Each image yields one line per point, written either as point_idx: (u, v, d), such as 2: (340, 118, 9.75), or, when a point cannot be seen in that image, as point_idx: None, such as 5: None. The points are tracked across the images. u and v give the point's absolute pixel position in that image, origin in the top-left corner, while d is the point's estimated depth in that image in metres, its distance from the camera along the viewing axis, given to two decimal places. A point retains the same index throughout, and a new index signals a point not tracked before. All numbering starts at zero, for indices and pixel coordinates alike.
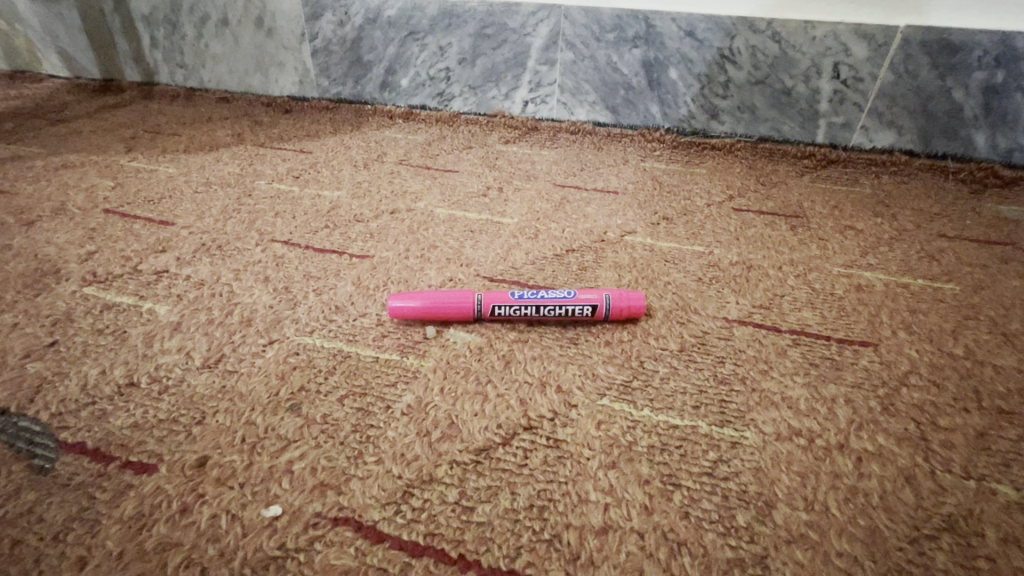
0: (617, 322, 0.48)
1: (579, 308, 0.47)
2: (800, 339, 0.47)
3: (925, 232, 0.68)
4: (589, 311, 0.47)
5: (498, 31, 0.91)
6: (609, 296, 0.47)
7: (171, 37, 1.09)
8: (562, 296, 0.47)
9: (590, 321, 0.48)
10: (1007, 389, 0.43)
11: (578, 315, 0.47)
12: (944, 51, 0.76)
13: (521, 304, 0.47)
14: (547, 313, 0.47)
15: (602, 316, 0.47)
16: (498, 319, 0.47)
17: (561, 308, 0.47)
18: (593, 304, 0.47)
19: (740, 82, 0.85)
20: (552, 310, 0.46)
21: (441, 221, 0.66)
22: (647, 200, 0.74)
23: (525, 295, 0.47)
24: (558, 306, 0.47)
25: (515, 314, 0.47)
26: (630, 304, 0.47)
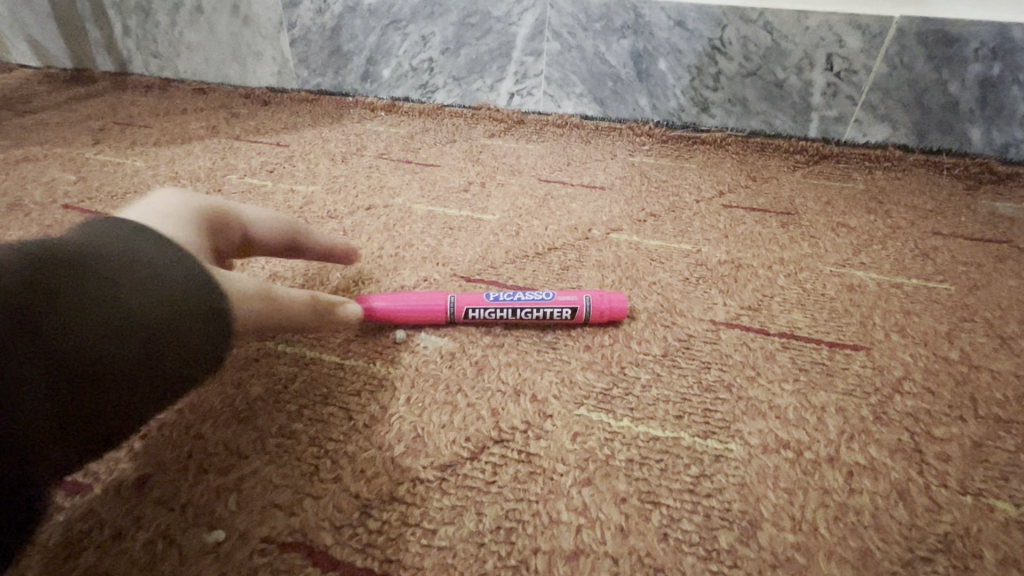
0: (599, 325, 0.46)
1: (558, 310, 0.44)
2: (789, 343, 0.45)
3: (918, 230, 0.66)
4: (568, 314, 0.44)
5: (482, 20, 0.88)
6: (589, 297, 0.45)
7: (144, 25, 1.05)
8: (540, 297, 0.44)
9: (570, 324, 0.46)
10: (1004, 395, 0.41)
11: (556, 318, 0.45)
12: (940, 42, 0.74)
13: (496, 306, 0.44)
14: (523, 316, 0.44)
15: (582, 319, 0.45)
16: (472, 322, 0.45)
17: (539, 310, 0.44)
18: (573, 306, 0.44)
19: (731, 74, 0.83)
20: (529, 313, 0.44)
21: (419, 217, 0.64)
22: (635, 196, 0.72)
23: (500, 297, 0.44)
24: (535, 308, 0.44)
25: (490, 317, 0.44)
26: (611, 306, 0.45)
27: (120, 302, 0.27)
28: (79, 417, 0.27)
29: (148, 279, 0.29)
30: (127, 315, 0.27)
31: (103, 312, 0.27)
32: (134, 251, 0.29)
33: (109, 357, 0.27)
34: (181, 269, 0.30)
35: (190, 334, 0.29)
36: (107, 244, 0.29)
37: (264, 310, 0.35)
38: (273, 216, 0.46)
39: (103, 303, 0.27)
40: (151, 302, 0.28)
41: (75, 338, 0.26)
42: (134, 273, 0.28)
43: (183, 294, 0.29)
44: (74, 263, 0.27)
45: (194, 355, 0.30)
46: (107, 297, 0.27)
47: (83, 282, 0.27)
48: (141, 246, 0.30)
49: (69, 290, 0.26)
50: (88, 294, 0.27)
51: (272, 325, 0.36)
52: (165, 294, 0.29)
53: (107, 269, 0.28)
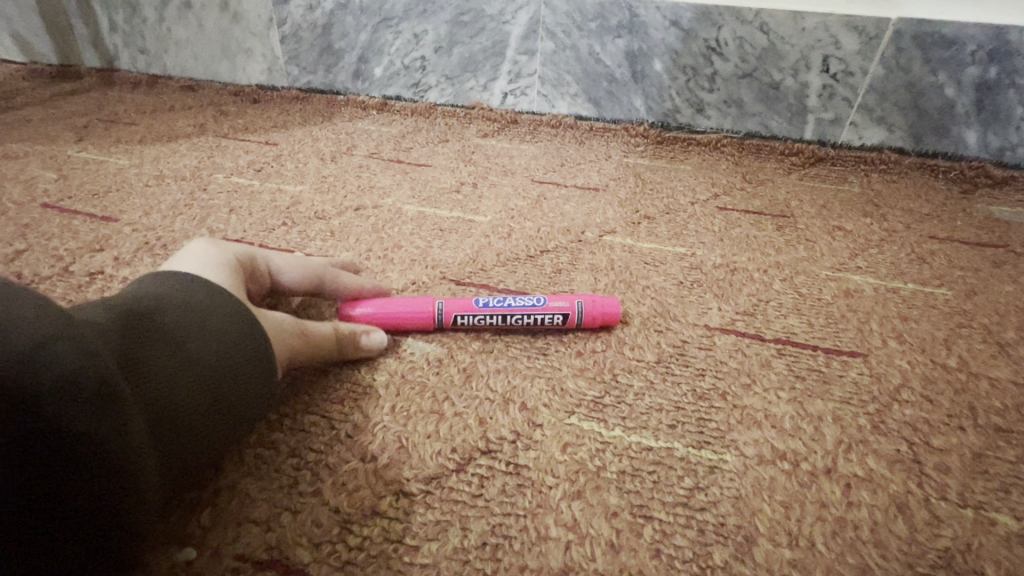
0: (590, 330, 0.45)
1: (550, 316, 0.43)
2: (785, 349, 0.44)
3: (915, 234, 0.65)
4: (560, 320, 0.43)
5: (476, 18, 0.87)
6: (581, 304, 0.44)
7: (131, 21, 1.03)
8: (531, 303, 0.43)
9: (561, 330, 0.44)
10: (1003, 404, 0.40)
11: (548, 324, 0.43)
12: (936, 45, 0.74)
13: (486, 313, 0.43)
14: (513, 322, 0.43)
15: (574, 325, 0.44)
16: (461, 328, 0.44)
17: (530, 317, 0.43)
18: (565, 312, 0.43)
19: (727, 75, 0.82)
20: (519, 319, 0.43)
21: (409, 218, 0.62)
22: (630, 198, 0.71)
23: (490, 303, 0.43)
24: (526, 315, 0.43)
25: (479, 323, 0.43)
26: (604, 311, 0.44)
27: (191, 344, 0.28)
28: (176, 461, 0.25)
29: (211, 320, 0.29)
30: (200, 354, 0.28)
31: (179, 354, 0.27)
32: (186, 298, 0.30)
33: (194, 395, 0.26)
34: (235, 308, 0.31)
35: (258, 366, 0.30)
36: (164, 297, 0.29)
37: (295, 345, 0.35)
38: (302, 260, 0.43)
39: (177, 345, 0.27)
40: (222, 338, 0.29)
41: (163, 382, 0.25)
42: (195, 316, 0.29)
43: (247, 328, 0.30)
44: (138, 313, 0.27)
45: (262, 386, 0.30)
46: (177, 340, 0.27)
47: (163, 318, 0.28)
48: (190, 294, 0.30)
49: (142, 335, 0.26)
50: (159, 337, 0.27)
51: (302, 358, 0.36)
52: (228, 329, 0.30)
53: (167, 317, 0.28)
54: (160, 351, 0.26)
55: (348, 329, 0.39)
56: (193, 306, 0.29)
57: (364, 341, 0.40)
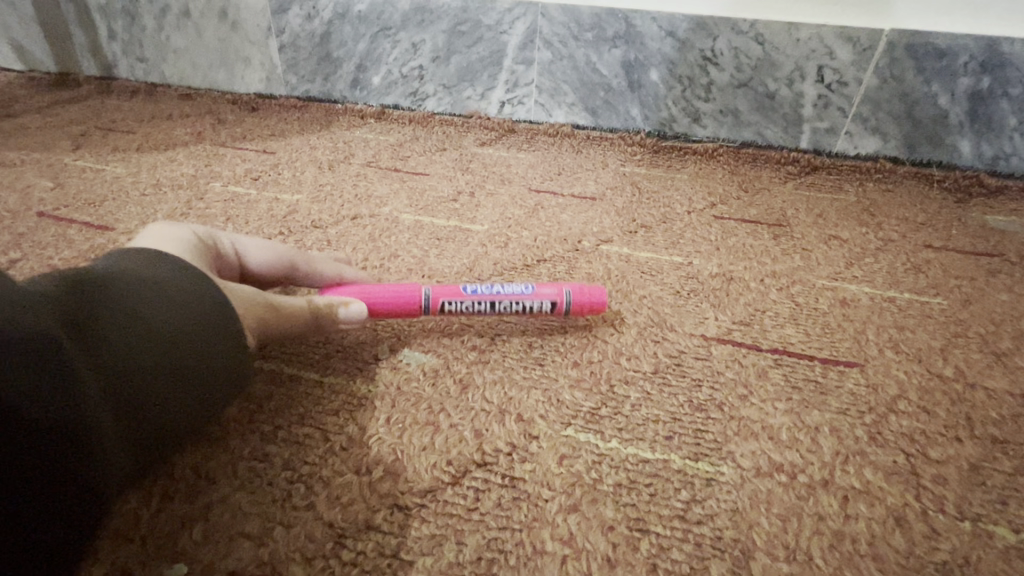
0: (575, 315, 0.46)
1: (539, 303, 0.44)
2: (782, 360, 0.44)
3: (910, 243, 0.66)
4: (548, 307, 0.44)
5: (473, 28, 0.87)
6: (570, 292, 0.44)
7: (130, 29, 1.03)
8: (521, 291, 0.44)
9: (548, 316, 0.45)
10: (1000, 415, 0.40)
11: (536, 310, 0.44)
12: (930, 55, 0.74)
13: (474, 300, 0.43)
14: (502, 308, 0.44)
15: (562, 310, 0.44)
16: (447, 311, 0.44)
17: (518, 304, 0.44)
18: (553, 300, 0.44)
19: (723, 84, 0.82)
20: (508, 305, 0.44)
21: (406, 227, 0.62)
22: (627, 207, 0.71)
23: (478, 290, 0.43)
24: (515, 301, 0.44)
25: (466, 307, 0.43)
26: (591, 299, 0.45)
27: (153, 315, 0.27)
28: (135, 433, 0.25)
29: (176, 293, 0.28)
30: (162, 326, 0.27)
31: (139, 324, 0.26)
32: (148, 272, 0.29)
33: (157, 367, 0.26)
34: (197, 281, 0.30)
35: (228, 342, 0.29)
36: (126, 273, 0.28)
37: (267, 319, 0.34)
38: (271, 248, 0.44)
39: (137, 315, 0.26)
40: (185, 310, 0.28)
41: (120, 354, 0.25)
42: (158, 289, 0.28)
43: (217, 304, 0.30)
44: (93, 282, 0.26)
45: (232, 363, 0.30)
46: (137, 309, 0.26)
47: (122, 290, 0.27)
48: (151, 270, 0.29)
49: (99, 304, 0.25)
50: (117, 307, 0.26)
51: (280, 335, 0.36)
52: (193, 303, 0.29)
53: (129, 287, 0.27)
54: (118, 320, 0.25)
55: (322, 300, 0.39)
56: (151, 280, 0.29)
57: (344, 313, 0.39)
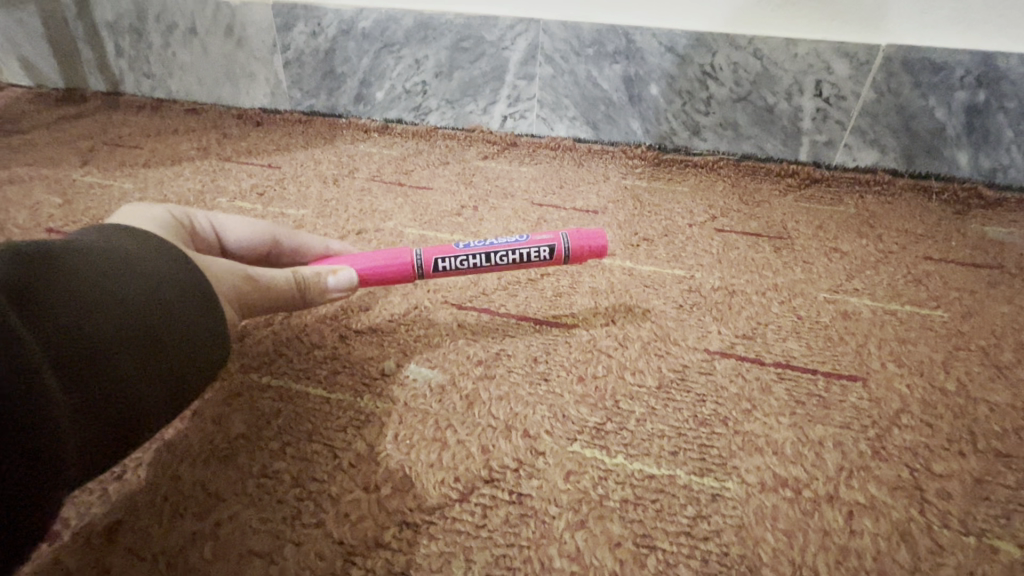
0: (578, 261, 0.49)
1: (536, 249, 0.47)
2: (784, 374, 0.44)
3: (910, 255, 0.66)
4: (546, 254, 0.47)
5: (475, 44, 0.89)
6: (566, 236, 0.47)
7: (137, 46, 1.05)
8: (515, 242, 0.47)
9: (550, 264, 0.48)
10: (1002, 428, 0.40)
11: (533, 257, 0.47)
12: (926, 70, 0.75)
13: (469, 254, 0.47)
14: (497, 259, 0.47)
15: (561, 255, 0.47)
16: (444, 271, 0.47)
17: (514, 253, 0.47)
18: (550, 246, 0.47)
19: (722, 99, 0.83)
20: (504, 256, 0.47)
21: (410, 242, 0.63)
22: (629, 220, 0.72)
23: (471, 246, 0.47)
24: (511, 251, 0.47)
25: (463, 264, 0.46)
26: (591, 244, 0.48)
27: (119, 288, 0.27)
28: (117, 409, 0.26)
29: (146, 267, 0.29)
30: (129, 299, 0.27)
31: (103, 296, 0.26)
32: (116, 248, 0.29)
33: (125, 339, 0.26)
34: (165, 255, 0.31)
35: (200, 313, 0.31)
36: (96, 246, 0.29)
37: (248, 291, 0.37)
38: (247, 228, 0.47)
39: (103, 287, 0.27)
40: (157, 284, 0.29)
41: (97, 328, 0.25)
42: (127, 264, 0.29)
43: (187, 277, 0.31)
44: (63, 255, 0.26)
45: (204, 337, 0.31)
46: (104, 282, 0.27)
47: (94, 265, 0.27)
48: (120, 244, 0.30)
49: (62, 275, 0.25)
50: (82, 279, 0.26)
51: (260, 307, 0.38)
52: (164, 277, 0.30)
53: (97, 261, 0.28)
54: (83, 291, 0.26)
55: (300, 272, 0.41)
56: (120, 254, 0.29)
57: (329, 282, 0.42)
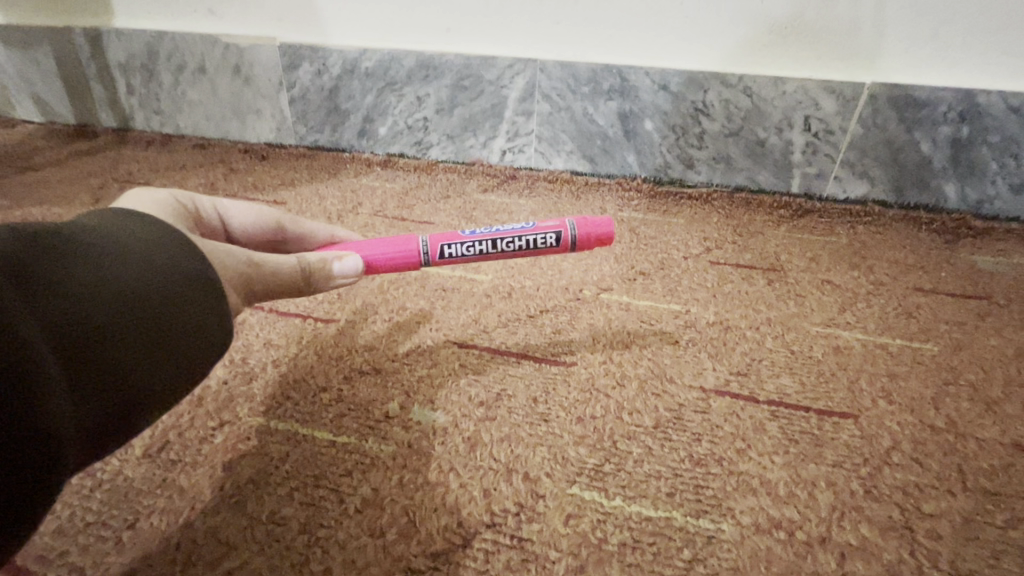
0: (584, 248, 0.52)
1: (544, 235, 0.50)
2: (778, 412, 0.46)
3: (901, 286, 0.68)
4: (553, 240, 0.50)
5: (475, 83, 0.92)
6: (572, 223, 0.50)
7: (147, 84, 1.08)
8: (522, 228, 0.50)
9: (557, 250, 0.51)
10: (991, 466, 0.41)
11: (541, 243, 0.50)
12: (910, 106, 0.78)
13: (475, 241, 0.49)
14: (505, 244, 0.50)
15: (567, 239, 0.50)
16: (450, 257, 0.49)
17: (522, 239, 0.50)
18: (557, 232, 0.50)
19: (714, 133, 0.86)
20: (512, 241, 0.50)
21: (413, 278, 0.64)
22: (625, 254, 0.73)
23: (477, 232, 0.49)
24: (519, 237, 0.50)
25: (470, 249, 0.49)
26: (597, 232, 0.50)
27: (117, 270, 0.28)
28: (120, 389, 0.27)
29: (147, 248, 0.30)
30: (128, 280, 0.28)
31: (101, 279, 0.27)
32: (117, 230, 0.30)
33: (125, 320, 0.27)
34: (166, 236, 0.31)
35: (202, 293, 0.31)
36: (99, 229, 0.29)
37: (260, 276, 0.38)
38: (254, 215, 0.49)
39: (101, 270, 0.27)
40: (158, 266, 0.30)
41: (91, 312, 0.26)
42: (130, 247, 0.29)
43: (188, 257, 0.31)
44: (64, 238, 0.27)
45: (210, 316, 0.31)
46: (101, 265, 0.28)
47: (94, 250, 0.28)
48: (123, 227, 0.31)
49: (58, 259, 0.26)
50: (79, 262, 0.27)
51: (268, 290, 0.39)
52: (165, 258, 0.30)
53: (96, 244, 0.28)
54: (80, 276, 0.26)
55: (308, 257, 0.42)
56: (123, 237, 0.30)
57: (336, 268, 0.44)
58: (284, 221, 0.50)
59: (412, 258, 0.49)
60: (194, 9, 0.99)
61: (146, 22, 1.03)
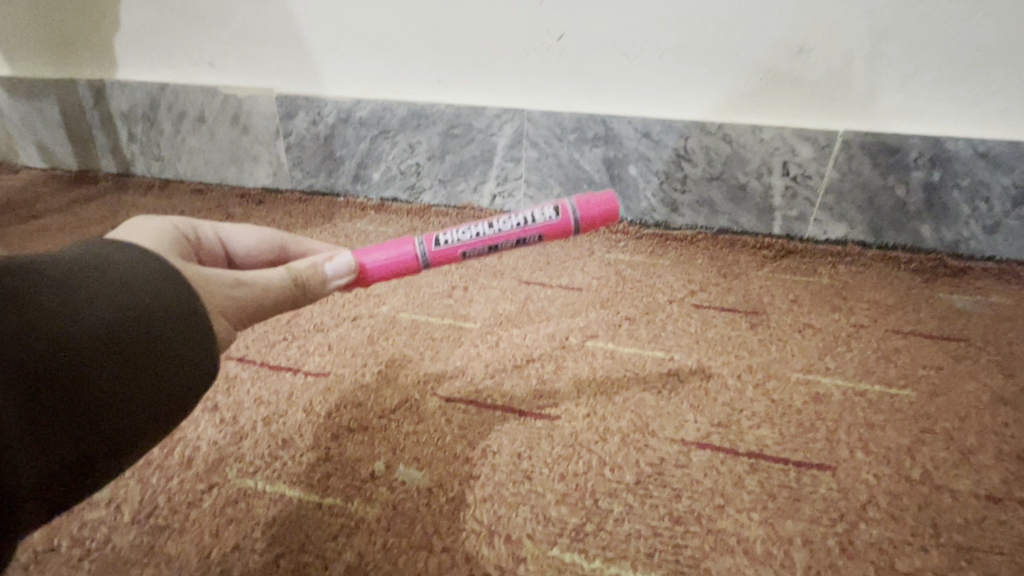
0: (587, 226, 0.53)
1: (541, 211, 0.52)
2: (757, 465, 0.47)
3: (880, 329, 0.70)
4: (552, 214, 0.52)
5: (465, 131, 0.95)
6: (571, 200, 0.53)
7: (148, 132, 1.11)
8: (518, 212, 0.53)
9: (558, 224, 0.52)
10: (964, 520, 0.42)
11: (539, 217, 0.52)
12: (883, 152, 0.81)
13: (469, 228, 0.53)
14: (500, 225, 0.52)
15: (567, 214, 0.52)
16: (445, 244, 0.52)
17: (518, 216, 0.52)
18: (555, 207, 0.52)
19: (697, 178, 0.89)
20: (507, 222, 0.52)
21: (403, 327, 0.66)
22: (612, 298, 0.75)
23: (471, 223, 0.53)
24: (514, 216, 0.52)
25: (464, 232, 0.52)
26: (598, 203, 0.52)
27: (92, 313, 0.29)
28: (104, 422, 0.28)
29: (137, 282, 0.32)
30: (102, 324, 0.29)
31: (94, 316, 0.29)
32: (93, 271, 0.31)
33: (105, 363, 0.29)
34: (155, 271, 0.33)
35: (186, 328, 0.33)
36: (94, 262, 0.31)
37: (254, 296, 0.40)
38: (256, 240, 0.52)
39: (92, 307, 0.29)
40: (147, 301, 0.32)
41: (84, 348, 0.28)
42: (121, 282, 0.31)
43: (174, 293, 0.33)
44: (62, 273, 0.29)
45: (182, 360, 0.33)
46: (74, 308, 0.29)
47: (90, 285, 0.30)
48: (114, 259, 0.33)
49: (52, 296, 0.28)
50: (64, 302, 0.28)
51: (264, 307, 0.41)
52: (152, 294, 0.32)
53: (89, 280, 0.30)
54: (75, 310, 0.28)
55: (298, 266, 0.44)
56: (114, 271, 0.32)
57: (327, 271, 0.46)
58: (288, 243, 0.55)
59: (409, 258, 0.52)
60: (195, 62, 1.03)
61: (148, 74, 1.07)
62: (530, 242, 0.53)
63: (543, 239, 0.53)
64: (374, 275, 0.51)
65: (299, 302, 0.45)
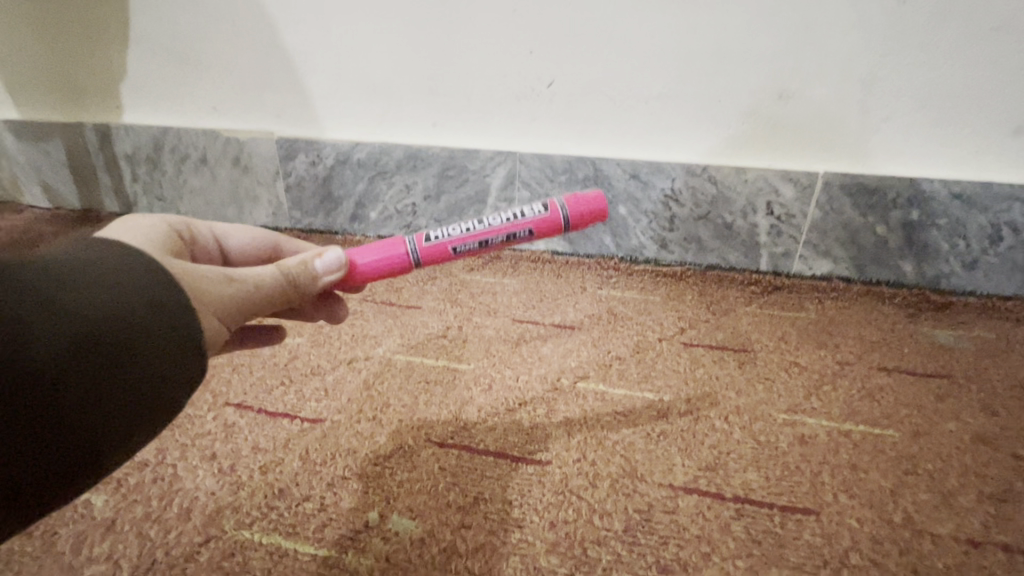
0: (576, 221, 0.55)
1: (530, 206, 0.55)
2: (743, 509, 0.48)
3: (865, 366, 0.71)
4: (541, 208, 0.54)
5: (459, 172, 0.98)
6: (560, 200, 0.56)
7: (151, 173, 1.14)
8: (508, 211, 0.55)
9: (548, 218, 0.54)
10: (943, 566, 0.44)
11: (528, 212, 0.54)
12: (862, 193, 0.84)
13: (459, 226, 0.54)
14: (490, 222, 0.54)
15: (556, 209, 0.54)
16: (435, 240, 0.54)
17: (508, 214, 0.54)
18: (543, 204, 0.55)
19: (684, 217, 0.92)
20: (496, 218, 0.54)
21: (398, 369, 0.67)
22: (603, 337, 0.77)
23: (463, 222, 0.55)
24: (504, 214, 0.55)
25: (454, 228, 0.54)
26: (586, 201, 0.55)
27: (76, 315, 0.31)
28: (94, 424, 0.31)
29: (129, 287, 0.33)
30: (85, 327, 0.31)
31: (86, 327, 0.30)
32: (83, 268, 0.33)
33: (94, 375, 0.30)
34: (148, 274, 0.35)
35: (177, 334, 0.34)
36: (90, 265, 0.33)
37: (246, 293, 0.41)
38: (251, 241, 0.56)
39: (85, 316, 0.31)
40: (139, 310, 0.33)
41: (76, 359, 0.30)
42: (115, 289, 0.33)
43: (166, 300, 0.34)
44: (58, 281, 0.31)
45: (165, 365, 0.34)
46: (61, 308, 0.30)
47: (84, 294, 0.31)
48: (110, 262, 0.34)
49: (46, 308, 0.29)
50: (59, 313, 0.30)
51: (255, 303, 0.42)
52: (144, 301, 0.33)
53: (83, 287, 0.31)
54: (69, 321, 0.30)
55: (289, 267, 0.46)
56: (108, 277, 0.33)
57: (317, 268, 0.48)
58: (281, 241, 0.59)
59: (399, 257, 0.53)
60: (197, 106, 1.06)
61: (152, 118, 1.10)
62: (522, 237, 0.55)
63: (534, 234, 0.54)
64: (364, 273, 0.53)
65: (290, 299, 0.47)
